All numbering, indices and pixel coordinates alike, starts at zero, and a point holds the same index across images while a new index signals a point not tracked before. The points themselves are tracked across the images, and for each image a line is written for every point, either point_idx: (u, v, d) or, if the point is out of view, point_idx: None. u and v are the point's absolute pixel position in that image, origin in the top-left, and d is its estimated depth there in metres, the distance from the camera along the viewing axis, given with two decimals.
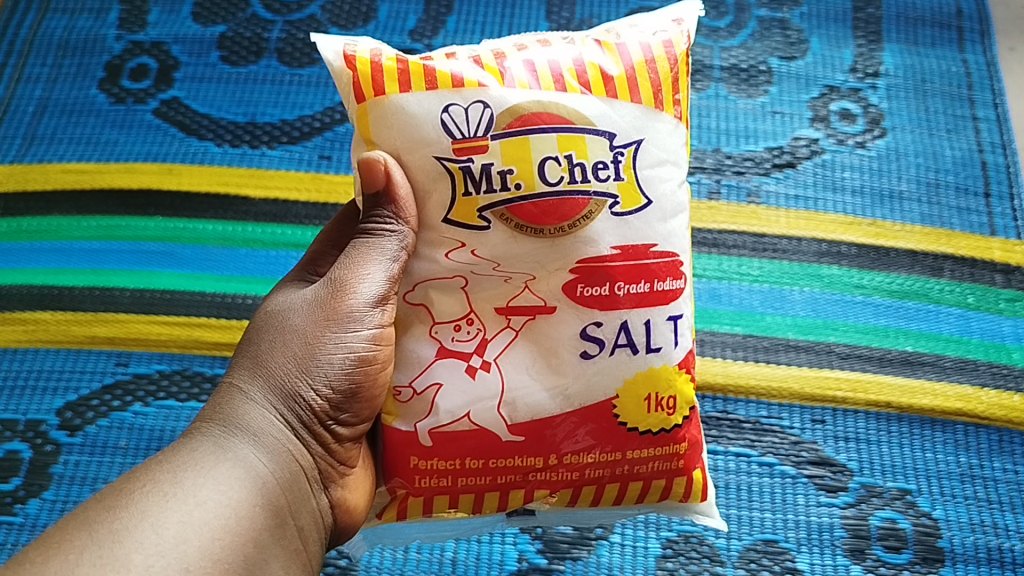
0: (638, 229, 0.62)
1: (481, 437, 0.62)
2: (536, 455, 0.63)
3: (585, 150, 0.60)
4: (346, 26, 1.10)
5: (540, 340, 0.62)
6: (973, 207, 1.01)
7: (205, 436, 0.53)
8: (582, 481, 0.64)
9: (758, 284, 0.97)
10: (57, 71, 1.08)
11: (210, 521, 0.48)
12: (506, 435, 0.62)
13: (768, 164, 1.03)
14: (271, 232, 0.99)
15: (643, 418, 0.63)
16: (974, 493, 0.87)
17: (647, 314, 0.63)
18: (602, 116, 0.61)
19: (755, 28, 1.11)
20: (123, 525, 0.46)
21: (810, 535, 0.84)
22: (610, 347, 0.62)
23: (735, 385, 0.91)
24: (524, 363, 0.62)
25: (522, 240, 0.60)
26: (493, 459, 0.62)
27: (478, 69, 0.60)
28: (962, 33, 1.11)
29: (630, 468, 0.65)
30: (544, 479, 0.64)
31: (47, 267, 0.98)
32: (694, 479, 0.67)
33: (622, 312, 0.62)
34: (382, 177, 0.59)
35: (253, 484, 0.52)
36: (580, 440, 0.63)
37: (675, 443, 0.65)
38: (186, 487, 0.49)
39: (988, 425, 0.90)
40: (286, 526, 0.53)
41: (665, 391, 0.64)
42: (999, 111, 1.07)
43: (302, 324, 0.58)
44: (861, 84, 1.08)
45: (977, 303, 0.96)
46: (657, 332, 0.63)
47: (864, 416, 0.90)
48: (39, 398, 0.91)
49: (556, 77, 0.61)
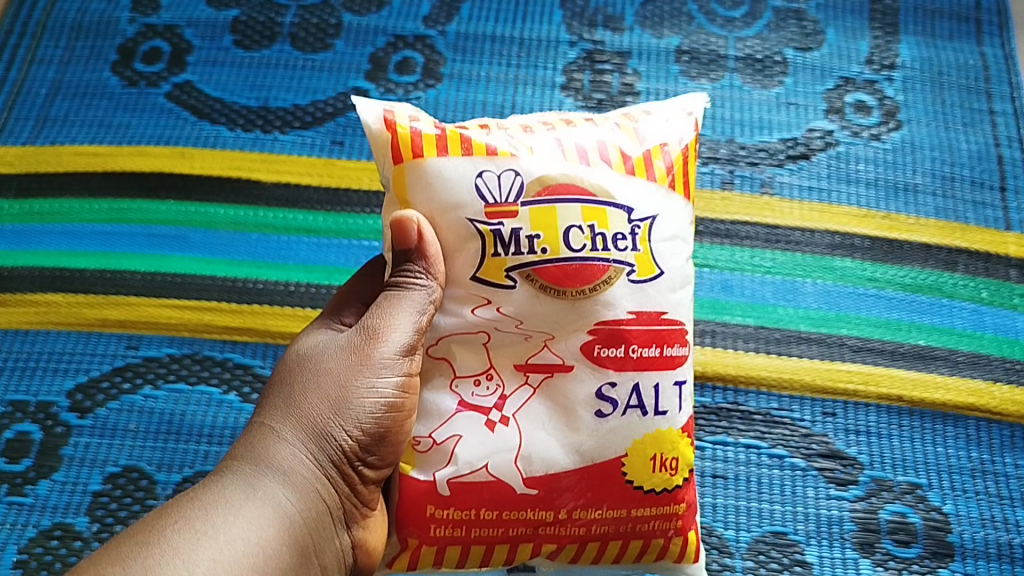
0: (652, 297, 0.63)
1: (497, 487, 0.62)
2: (548, 509, 0.62)
3: (607, 221, 0.62)
4: (361, 11, 1.09)
5: (555, 396, 0.63)
6: (987, 201, 1.01)
7: (238, 473, 0.53)
8: (588, 537, 0.64)
9: (770, 275, 0.96)
10: (70, 53, 1.08)
11: (239, 560, 0.49)
12: (521, 487, 0.62)
13: (782, 155, 1.02)
14: (283, 218, 0.99)
15: (648, 478, 0.64)
16: (985, 488, 0.86)
17: (657, 378, 0.64)
18: (621, 191, 0.63)
19: (770, 18, 1.10)
20: (155, 562, 0.47)
21: (819, 528, 0.84)
22: (623, 407, 0.63)
23: (746, 375, 0.90)
24: (540, 418, 0.62)
25: (546, 303, 0.62)
26: (506, 511, 0.62)
27: (511, 141, 0.63)
28: (980, 26, 1.10)
29: (632, 526, 0.65)
30: (553, 533, 0.64)
31: (59, 249, 0.97)
32: (690, 540, 0.67)
33: (634, 374, 0.63)
34: (413, 237, 0.60)
35: (282, 522, 0.52)
36: (590, 495, 0.63)
37: (675, 503, 0.65)
38: (218, 524, 0.50)
39: (1000, 420, 0.89)
40: (311, 565, 0.53)
41: (669, 452, 0.64)
42: (1016, 104, 1.06)
43: (334, 367, 0.58)
44: (877, 76, 1.07)
45: (991, 298, 0.96)
46: (665, 395, 0.64)
47: (875, 409, 0.89)
48: (50, 379, 0.91)
49: (582, 152, 0.63)
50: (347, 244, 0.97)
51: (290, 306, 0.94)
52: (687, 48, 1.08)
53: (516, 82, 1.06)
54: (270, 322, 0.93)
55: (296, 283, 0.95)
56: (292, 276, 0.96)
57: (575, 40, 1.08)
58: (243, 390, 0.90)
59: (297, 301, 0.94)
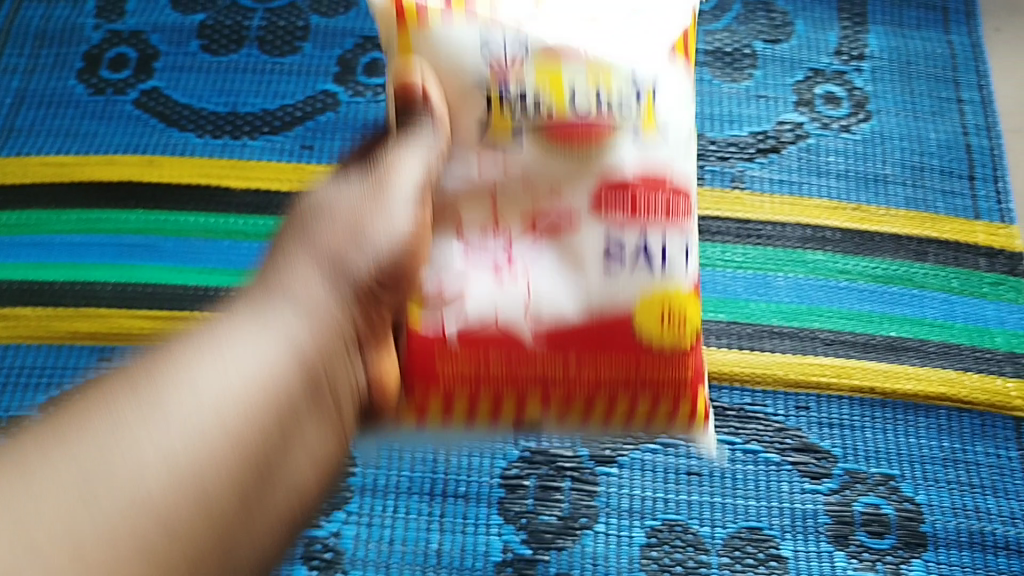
0: (659, 150, 0.68)
1: (505, 340, 0.68)
2: (549, 354, 0.68)
3: (610, 81, 0.67)
4: (328, 13, 1.09)
5: (562, 247, 0.69)
6: (957, 189, 1.01)
7: (251, 305, 0.53)
8: (592, 386, 0.68)
9: (742, 270, 0.96)
10: (34, 62, 1.07)
11: (249, 378, 0.48)
12: (529, 339, 0.68)
13: (752, 148, 1.02)
14: (253, 224, 0.98)
15: (654, 332, 0.67)
16: (957, 477, 0.87)
17: (665, 235, 0.67)
18: (624, 53, 0.68)
19: (739, 11, 1.10)
20: (170, 371, 0.46)
21: (794, 522, 0.84)
22: (630, 262, 0.67)
23: (719, 371, 0.90)
24: (549, 265, 0.69)
25: (551, 153, 0.68)
26: (511, 356, 0.68)
27: (517, 12, 0.68)
28: (947, 15, 1.11)
29: (637, 380, 0.68)
30: (558, 382, 0.68)
31: (28, 262, 0.97)
32: (699, 401, 0.69)
33: (643, 229, 0.67)
34: (417, 96, 0.67)
35: (298, 350, 0.52)
36: (590, 342, 0.68)
37: (683, 362, 0.68)
38: (229, 353, 0.49)
39: (971, 409, 0.90)
40: (324, 398, 0.53)
41: (675, 312, 0.67)
42: (984, 92, 1.07)
43: (348, 206, 0.61)
44: (846, 66, 1.07)
45: (961, 287, 0.96)
46: (673, 253, 0.67)
47: (848, 401, 0.90)
48: (22, 394, 0.90)
49: (584, 27, 0.68)
50: None
51: None
52: None
53: None
54: None
55: None
56: None
57: None
58: None
59: None
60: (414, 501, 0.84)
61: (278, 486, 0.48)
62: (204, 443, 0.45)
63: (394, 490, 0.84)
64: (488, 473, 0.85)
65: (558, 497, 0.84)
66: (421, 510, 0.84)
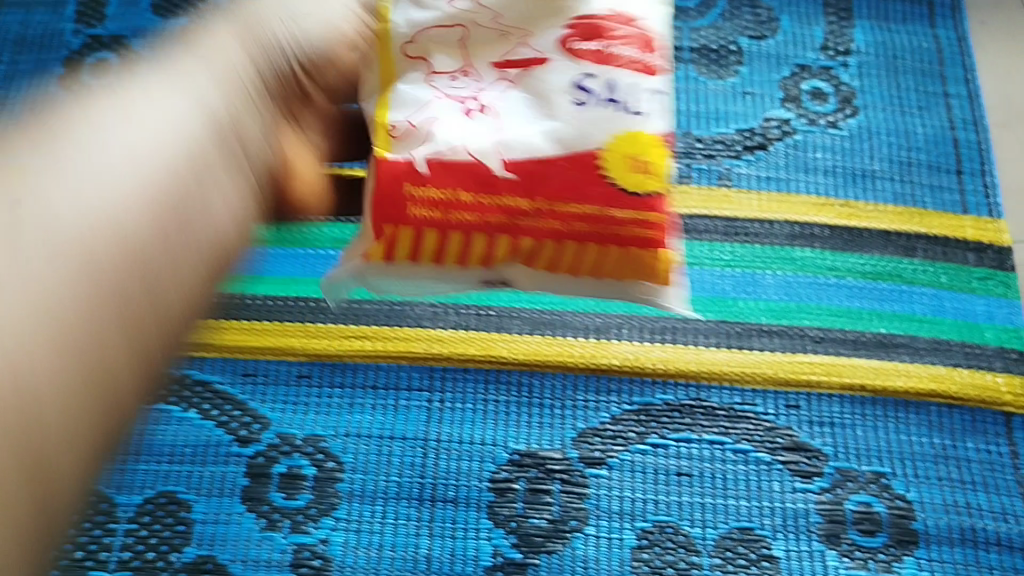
0: (626, 2, 0.70)
1: (477, 169, 0.63)
2: (521, 194, 0.64)
3: None
4: None
5: (533, 87, 0.67)
6: (945, 184, 1.01)
7: (157, 72, 0.62)
8: (563, 233, 0.64)
9: (730, 269, 0.96)
10: (13, 67, 1.06)
11: (148, 135, 0.58)
12: (502, 171, 0.64)
13: (739, 146, 1.02)
14: None
15: (625, 175, 0.64)
16: (948, 474, 0.86)
17: (632, 79, 0.67)
18: None
19: (723, 7, 1.10)
20: (73, 125, 0.56)
21: (785, 521, 0.83)
22: (601, 98, 0.66)
23: (708, 371, 0.90)
24: (521, 105, 0.66)
25: (526, 0, 0.69)
26: (482, 191, 0.63)
27: None
28: (932, 9, 1.11)
29: (607, 226, 0.64)
30: (529, 224, 0.64)
31: None
32: (667, 258, 0.65)
33: (608, 68, 0.67)
34: None
35: (209, 117, 0.62)
36: (565, 180, 0.64)
37: (652, 211, 0.64)
38: (113, 129, 0.57)
39: (961, 405, 0.89)
40: (235, 163, 0.63)
41: (646, 155, 0.65)
42: (970, 86, 1.06)
43: (257, 15, 0.71)
44: (832, 62, 1.07)
45: (951, 282, 0.96)
46: (637, 92, 0.66)
47: (838, 399, 0.89)
48: None
49: None
50: (305, 255, 0.96)
51: (246, 320, 0.92)
52: None
53: None
54: (227, 337, 0.91)
55: (253, 295, 0.93)
56: (248, 288, 0.94)
57: None
58: (203, 407, 0.88)
59: (255, 314, 0.92)
60: (403, 506, 0.83)
61: (195, 228, 0.58)
62: (101, 202, 0.53)
63: (382, 495, 0.84)
64: (476, 477, 0.85)
65: (547, 499, 0.83)
66: (410, 516, 0.83)
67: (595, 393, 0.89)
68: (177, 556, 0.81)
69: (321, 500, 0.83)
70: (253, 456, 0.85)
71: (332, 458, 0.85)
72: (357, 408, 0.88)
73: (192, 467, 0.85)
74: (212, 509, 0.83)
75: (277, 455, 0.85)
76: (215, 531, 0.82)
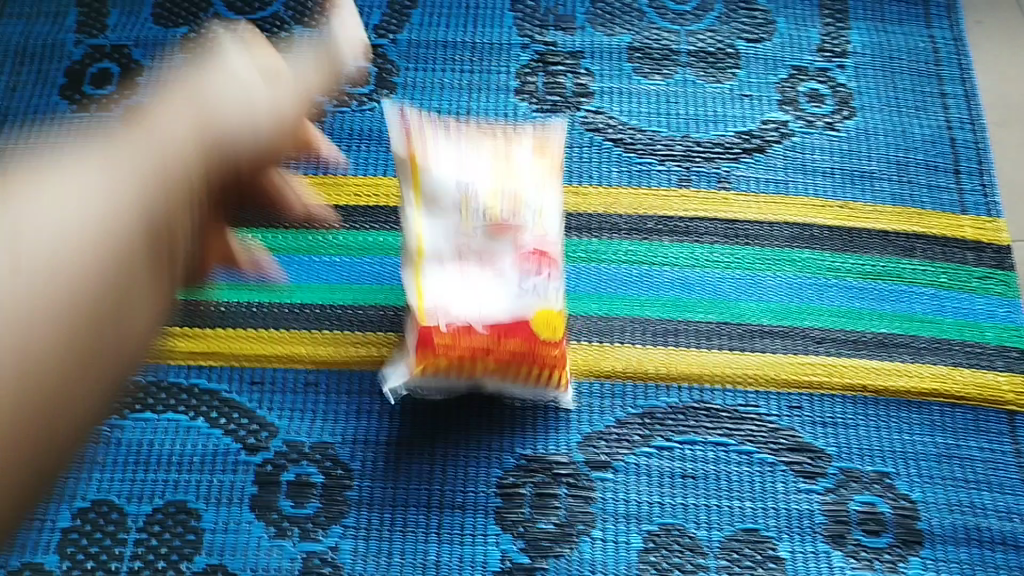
0: (553, 236, 0.85)
1: (467, 334, 0.79)
2: (494, 339, 0.79)
3: (545, 143, 0.89)
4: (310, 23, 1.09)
5: (489, 270, 0.82)
6: (943, 184, 1.02)
7: (107, 142, 0.67)
8: (512, 364, 0.81)
9: (732, 270, 0.96)
10: (15, 79, 1.06)
11: (67, 205, 0.61)
12: (478, 328, 0.80)
13: (738, 148, 1.02)
14: (242, 237, 0.97)
15: (550, 335, 0.81)
16: (951, 473, 0.87)
17: (551, 266, 0.83)
18: (533, 164, 0.87)
19: (720, 10, 1.10)
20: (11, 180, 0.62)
21: (790, 522, 0.84)
22: (540, 274, 0.82)
23: (710, 374, 0.90)
24: (480, 282, 0.81)
25: (489, 237, 0.82)
26: (469, 338, 0.79)
27: (482, 163, 0.85)
28: (928, 9, 1.12)
29: (534, 366, 0.81)
30: (492, 356, 0.80)
31: None
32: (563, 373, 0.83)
33: (549, 254, 0.83)
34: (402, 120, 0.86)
35: (138, 175, 0.66)
36: (507, 336, 0.80)
37: (557, 356, 0.82)
38: (48, 202, 0.61)
39: (962, 405, 0.90)
40: (161, 248, 0.66)
41: (553, 329, 0.81)
42: (967, 86, 1.07)
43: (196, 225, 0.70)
44: (829, 64, 1.08)
45: (950, 281, 0.96)
46: (551, 282, 0.82)
47: (839, 400, 0.90)
48: None
49: (507, 172, 0.85)
50: (309, 262, 0.96)
51: (253, 328, 0.92)
52: (639, 44, 1.08)
53: (470, 88, 1.06)
54: (234, 346, 0.91)
55: (259, 303, 0.94)
56: (255, 296, 0.94)
57: (526, 42, 1.08)
58: (211, 416, 0.88)
59: (260, 323, 0.93)
60: (411, 512, 0.84)
61: (125, 322, 0.64)
62: (34, 242, 0.59)
63: (391, 502, 0.84)
64: (483, 482, 0.85)
65: (554, 504, 0.84)
66: (418, 522, 0.84)
67: (598, 398, 0.89)
68: (188, 565, 0.82)
69: (330, 508, 0.84)
70: (262, 464, 0.86)
71: (340, 465, 0.86)
72: (364, 415, 0.88)
73: (201, 476, 0.86)
74: (221, 517, 0.84)
75: (285, 463, 0.86)
76: (225, 541, 0.83)
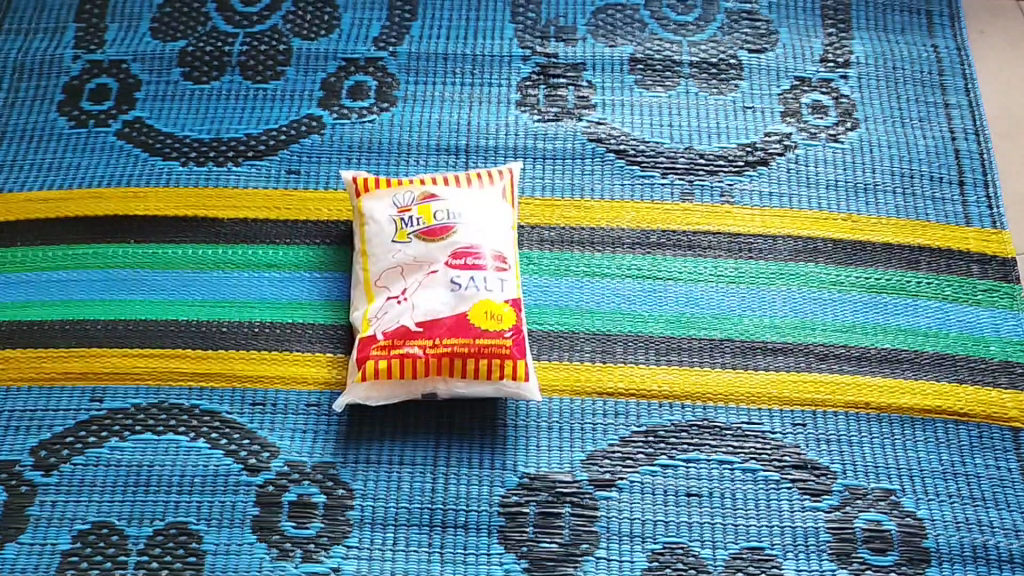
0: (494, 238, 0.89)
1: (403, 335, 0.85)
2: (430, 337, 0.84)
3: (495, 176, 0.93)
4: (309, 36, 1.08)
5: (430, 282, 0.87)
6: (947, 195, 1.01)
7: None
8: (455, 357, 0.84)
9: (736, 285, 0.96)
10: (14, 96, 1.06)
11: None
12: (417, 327, 0.85)
13: (741, 161, 1.02)
14: (242, 255, 0.97)
15: (485, 320, 0.84)
16: (958, 490, 0.87)
17: (491, 262, 0.87)
18: (477, 196, 0.91)
19: (722, 21, 1.10)
20: None
21: (796, 541, 0.84)
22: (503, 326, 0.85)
23: (713, 392, 0.90)
24: (424, 292, 0.86)
25: (427, 249, 0.88)
26: (407, 340, 0.85)
27: (444, 211, 0.89)
28: (931, 18, 1.11)
29: (479, 356, 0.84)
30: (434, 354, 0.84)
31: (16, 301, 0.95)
32: (518, 364, 0.84)
33: (493, 266, 0.87)
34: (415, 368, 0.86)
35: None
36: (445, 328, 0.84)
37: (503, 338, 0.84)
38: None
39: (968, 421, 0.90)
40: None
41: (493, 309, 0.85)
42: (971, 96, 1.07)
43: None
44: (832, 74, 1.07)
45: (955, 295, 0.96)
46: (493, 278, 0.86)
47: (844, 417, 0.89)
48: (13, 437, 0.88)
49: (456, 203, 0.90)
50: (310, 278, 0.95)
51: (254, 347, 0.92)
52: (641, 56, 1.08)
53: (471, 101, 1.05)
54: (236, 366, 0.91)
55: (260, 322, 0.93)
56: (255, 315, 0.94)
57: (527, 54, 1.07)
58: (211, 436, 0.88)
59: (262, 343, 0.92)
60: (414, 532, 0.84)
61: None
62: None
63: (393, 522, 0.84)
64: (487, 502, 0.85)
65: (558, 523, 0.84)
66: (421, 542, 0.83)
67: (600, 415, 0.89)
68: None
69: (332, 529, 0.83)
70: (263, 485, 0.85)
71: (342, 484, 0.85)
72: (366, 434, 0.88)
73: (201, 497, 0.85)
74: (223, 539, 0.83)
75: (286, 483, 0.85)
76: (226, 563, 0.82)
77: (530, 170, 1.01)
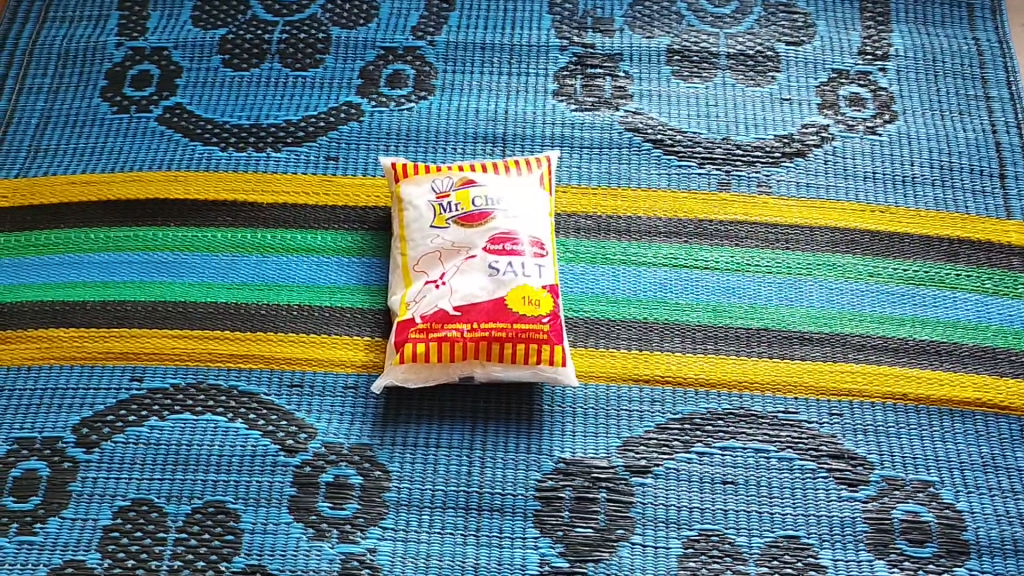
0: (532, 225, 0.89)
1: (441, 319, 0.85)
2: (468, 321, 0.84)
3: (533, 163, 0.93)
4: (348, 25, 1.09)
5: (469, 268, 0.87)
6: (987, 188, 1.00)
7: None
8: (492, 342, 0.84)
9: (774, 275, 0.95)
10: (59, 81, 1.08)
11: None
12: (456, 312, 0.85)
13: (778, 152, 1.01)
14: (281, 239, 0.97)
15: (523, 305, 0.85)
16: (997, 483, 0.86)
17: (528, 248, 0.87)
18: (515, 182, 0.91)
19: (760, 13, 1.09)
20: None
21: (833, 530, 0.83)
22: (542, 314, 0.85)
23: (750, 380, 0.90)
24: (462, 277, 0.86)
25: (465, 235, 0.88)
26: (445, 324, 0.85)
27: (482, 198, 0.89)
28: (972, 11, 1.10)
29: (517, 341, 0.84)
30: (471, 338, 0.84)
31: (58, 282, 0.96)
32: (555, 350, 0.85)
33: (531, 252, 0.87)
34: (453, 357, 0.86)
35: None
36: (483, 314, 0.85)
37: (541, 323, 0.84)
38: None
39: (1008, 414, 0.89)
40: None
41: (531, 294, 0.85)
42: (1013, 89, 1.06)
43: None
44: (870, 67, 1.07)
45: (996, 287, 0.95)
46: (531, 264, 0.87)
47: (882, 407, 0.89)
48: (54, 415, 0.89)
49: (495, 189, 0.90)
50: (348, 262, 0.96)
51: (293, 330, 0.93)
52: (678, 47, 1.07)
53: (508, 90, 1.05)
54: (274, 348, 0.92)
55: (298, 305, 0.94)
56: (294, 297, 0.94)
57: (565, 44, 1.08)
58: (249, 417, 0.88)
59: (300, 325, 0.93)
60: (450, 515, 0.84)
61: None
62: None
63: (429, 505, 0.84)
64: (523, 486, 0.85)
65: (594, 508, 0.84)
66: (457, 525, 0.83)
67: (636, 402, 0.89)
68: (227, 565, 0.82)
69: (368, 510, 0.84)
70: (300, 466, 0.86)
71: (379, 466, 0.86)
72: (402, 416, 0.88)
73: (239, 476, 0.86)
74: (260, 519, 0.84)
75: (323, 465, 0.86)
76: (263, 542, 0.83)
77: (567, 159, 1.01)
